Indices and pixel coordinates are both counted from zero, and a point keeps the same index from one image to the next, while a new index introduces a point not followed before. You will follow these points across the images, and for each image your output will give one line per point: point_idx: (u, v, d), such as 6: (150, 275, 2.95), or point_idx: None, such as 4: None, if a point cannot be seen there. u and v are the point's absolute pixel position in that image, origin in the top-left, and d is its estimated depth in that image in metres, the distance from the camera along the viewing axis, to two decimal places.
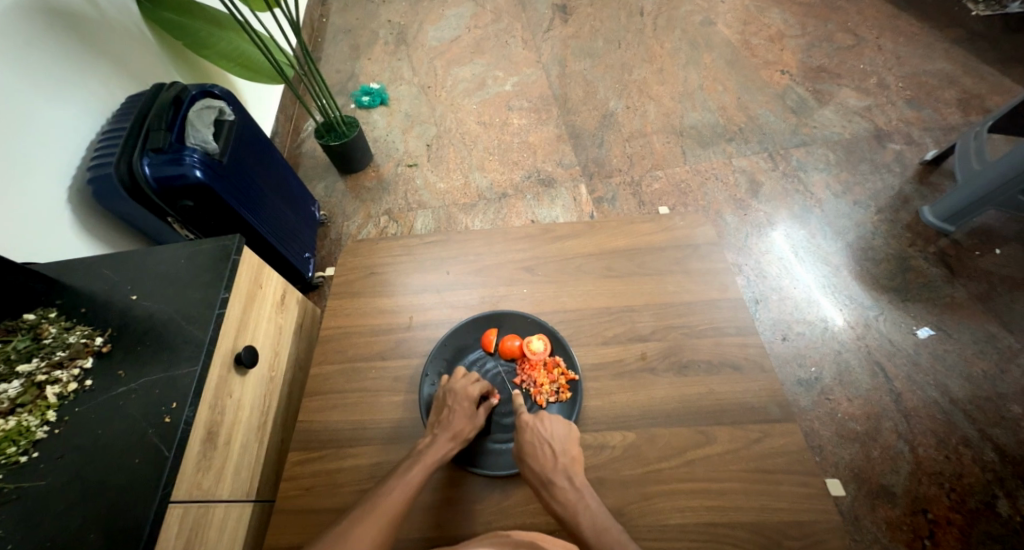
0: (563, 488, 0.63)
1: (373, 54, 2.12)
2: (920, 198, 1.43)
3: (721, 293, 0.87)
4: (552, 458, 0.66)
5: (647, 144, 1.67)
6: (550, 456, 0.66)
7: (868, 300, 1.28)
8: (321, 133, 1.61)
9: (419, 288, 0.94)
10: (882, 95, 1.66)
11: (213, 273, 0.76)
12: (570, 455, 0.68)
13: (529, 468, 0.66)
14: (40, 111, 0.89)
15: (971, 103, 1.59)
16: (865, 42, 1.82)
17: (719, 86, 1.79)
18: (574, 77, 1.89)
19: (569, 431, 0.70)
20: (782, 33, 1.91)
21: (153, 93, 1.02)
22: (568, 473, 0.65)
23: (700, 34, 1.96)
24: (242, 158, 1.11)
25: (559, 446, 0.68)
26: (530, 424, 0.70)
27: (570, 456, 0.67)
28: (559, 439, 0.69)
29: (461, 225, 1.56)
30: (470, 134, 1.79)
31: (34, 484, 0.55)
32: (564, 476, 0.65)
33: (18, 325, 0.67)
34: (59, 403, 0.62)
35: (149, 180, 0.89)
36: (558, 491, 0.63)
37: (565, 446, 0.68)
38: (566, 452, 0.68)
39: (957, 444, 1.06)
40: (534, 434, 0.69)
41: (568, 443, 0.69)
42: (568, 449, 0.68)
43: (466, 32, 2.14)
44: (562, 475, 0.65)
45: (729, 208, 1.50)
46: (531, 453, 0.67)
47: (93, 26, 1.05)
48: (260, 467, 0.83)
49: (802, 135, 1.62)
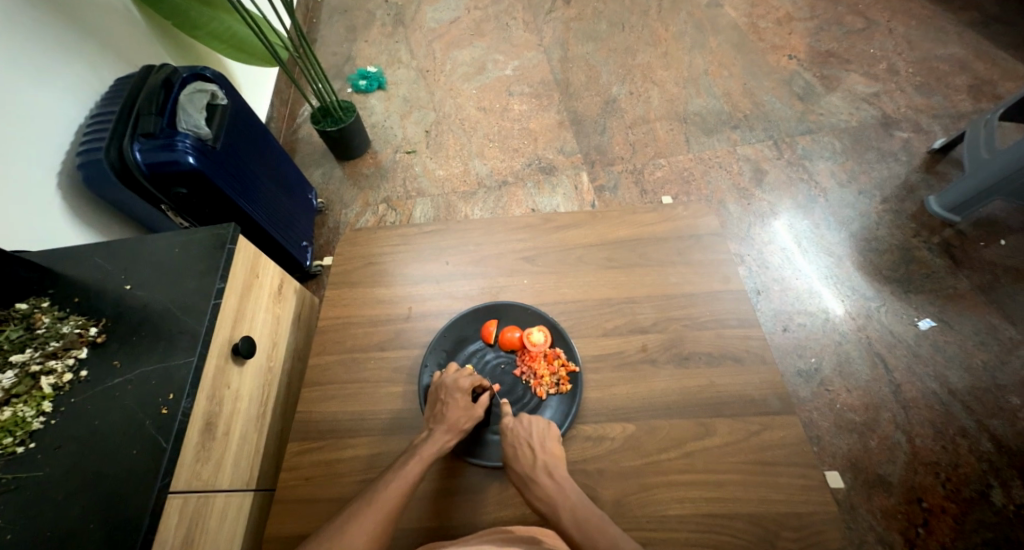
0: (544, 485, 0.63)
1: (370, 36, 2.06)
2: (927, 187, 1.42)
3: (724, 285, 0.86)
4: (531, 456, 0.66)
5: (650, 132, 1.64)
6: (529, 453, 0.66)
7: (869, 290, 1.27)
8: (318, 118, 1.58)
9: (418, 278, 0.93)
10: (892, 80, 1.63)
11: (208, 262, 0.75)
12: (551, 451, 0.68)
13: (511, 467, 0.66)
14: (27, 95, 0.86)
15: (982, 90, 1.56)
16: (876, 26, 1.77)
17: (725, 71, 1.75)
18: (577, 61, 1.85)
19: (550, 429, 0.70)
20: (790, 16, 1.86)
21: (143, 76, 0.99)
22: (548, 469, 0.65)
23: (706, 17, 1.91)
24: (236, 144, 1.09)
25: (539, 443, 0.68)
26: (509, 426, 0.71)
27: (551, 452, 0.67)
28: (539, 435, 0.69)
29: (461, 213, 1.54)
30: (469, 120, 1.75)
31: (32, 474, 0.55)
32: (544, 472, 0.64)
33: (11, 315, 0.66)
34: (54, 394, 0.61)
35: (141, 166, 0.87)
36: (539, 489, 0.63)
37: (545, 442, 0.68)
38: (546, 448, 0.68)
39: (954, 435, 1.06)
40: (514, 434, 0.70)
41: (547, 439, 0.69)
42: (548, 445, 0.68)
43: (466, 14, 2.08)
44: (542, 472, 0.64)
45: (732, 197, 1.48)
46: (512, 453, 0.67)
47: (80, 6, 1.02)
48: (259, 457, 0.83)
49: (808, 122, 1.59)
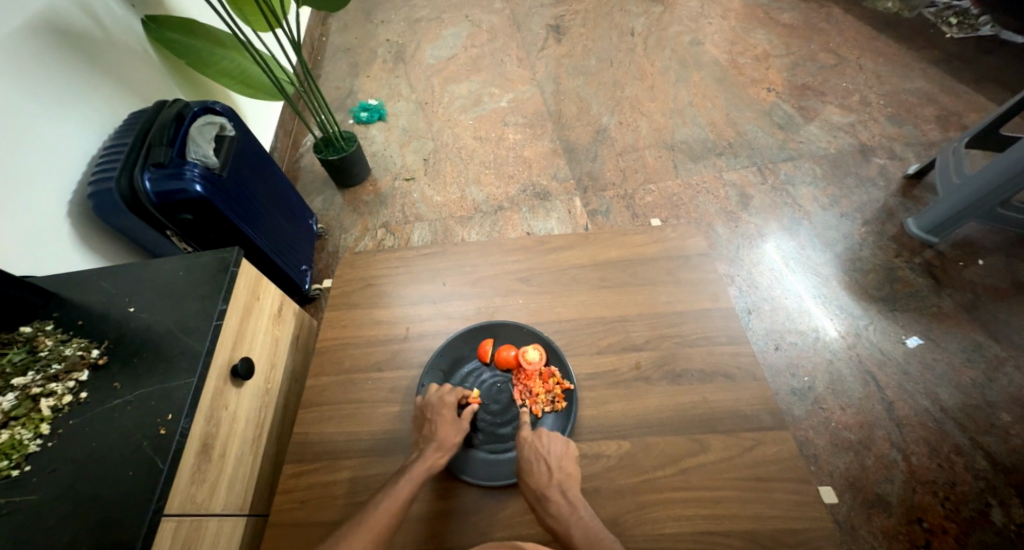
0: (557, 503, 0.63)
1: (371, 72, 2.16)
2: (905, 210, 1.47)
3: (713, 303, 0.89)
4: (547, 474, 0.66)
5: (639, 159, 1.71)
6: (546, 471, 0.67)
7: (857, 309, 1.30)
8: (320, 147, 1.64)
9: (417, 299, 0.95)
10: (865, 111, 1.72)
11: (211, 284, 0.77)
12: (566, 471, 0.68)
13: (526, 485, 0.66)
14: (44, 128, 0.91)
15: (950, 120, 1.65)
16: (847, 62, 1.89)
17: (708, 103, 1.84)
18: (568, 94, 1.94)
19: (567, 448, 0.70)
20: (767, 53, 1.98)
21: (155, 110, 1.04)
22: (562, 487, 0.65)
23: (689, 53, 2.03)
24: (242, 172, 1.13)
25: (556, 462, 0.68)
26: (527, 440, 0.71)
27: (566, 472, 0.67)
28: (556, 454, 0.69)
29: (458, 238, 1.58)
30: (466, 149, 1.82)
31: (26, 498, 0.55)
32: (558, 490, 0.65)
33: (15, 338, 0.68)
34: (52, 417, 0.62)
35: (150, 194, 0.91)
36: (551, 506, 0.63)
37: (561, 461, 0.68)
38: (562, 468, 0.68)
39: (949, 452, 1.07)
40: (531, 452, 0.69)
41: (564, 458, 0.69)
42: (564, 465, 0.68)
43: (463, 51, 2.20)
44: (556, 489, 0.65)
45: (721, 220, 1.53)
46: (527, 470, 0.67)
47: (97, 45, 1.08)
48: (254, 481, 0.83)
49: (789, 150, 1.66)
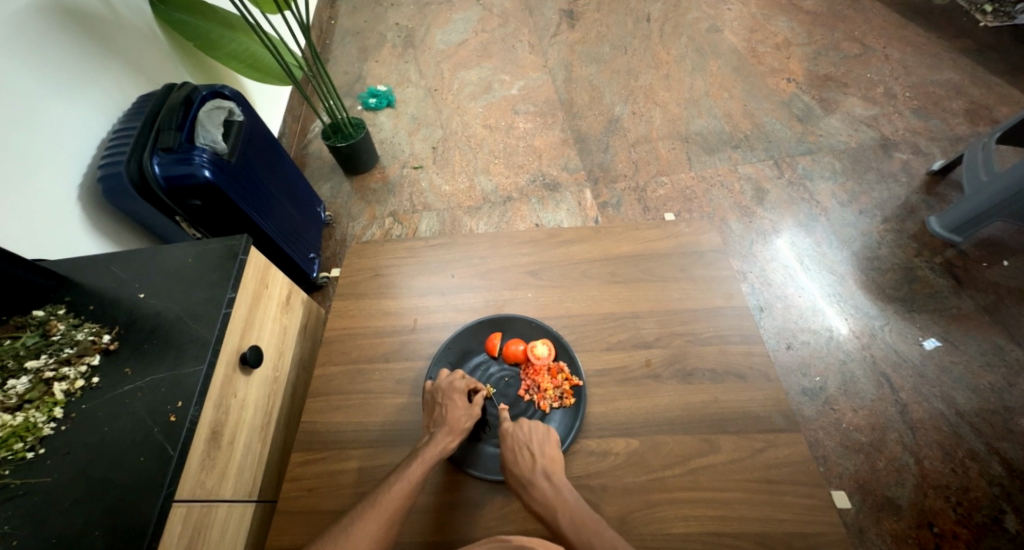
0: (542, 487, 0.64)
1: (381, 57, 2.13)
2: (927, 208, 1.43)
3: (727, 302, 0.86)
4: (531, 461, 0.67)
5: (652, 150, 1.67)
6: (528, 458, 0.67)
7: (872, 309, 1.27)
8: (329, 134, 1.62)
9: (423, 290, 0.94)
10: (889, 104, 1.66)
11: (220, 272, 0.76)
12: (549, 456, 0.68)
13: (511, 473, 0.67)
14: (53, 111, 0.90)
15: (979, 114, 1.59)
16: (872, 52, 1.82)
17: (725, 93, 1.79)
18: (581, 82, 1.90)
19: (549, 434, 0.71)
20: (788, 41, 1.91)
21: (163, 94, 1.03)
22: (546, 472, 0.66)
23: (707, 41, 1.97)
24: (250, 157, 1.11)
25: (538, 448, 0.69)
26: (509, 431, 0.72)
27: (549, 456, 0.68)
28: (538, 440, 0.70)
29: (466, 228, 1.57)
30: (476, 138, 1.79)
31: (40, 481, 0.55)
32: (542, 475, 0.65)
33: (28, 321, 0.68)
34: (65, 400, 0.62)
35: (159, 179, 0.90)
36: (537, 491, 0.64)
37: (544, 447, 0.69)
38: (545, 453, 0.68)
39: (964, 457, 1.05)
40: (514, 440, 0.70)
41: (547, 444, 0.70)
42: (546, 450, 0.69)
43: (473, 36, 2.15)
44: (541, 475, 0.65)
45: (734, 215, 1.50)
46: (511, 457, 0.68)
47: (108, 27, 1.07)
48: (262, 468, 0.83)
49: (808, 143, 1.62)
